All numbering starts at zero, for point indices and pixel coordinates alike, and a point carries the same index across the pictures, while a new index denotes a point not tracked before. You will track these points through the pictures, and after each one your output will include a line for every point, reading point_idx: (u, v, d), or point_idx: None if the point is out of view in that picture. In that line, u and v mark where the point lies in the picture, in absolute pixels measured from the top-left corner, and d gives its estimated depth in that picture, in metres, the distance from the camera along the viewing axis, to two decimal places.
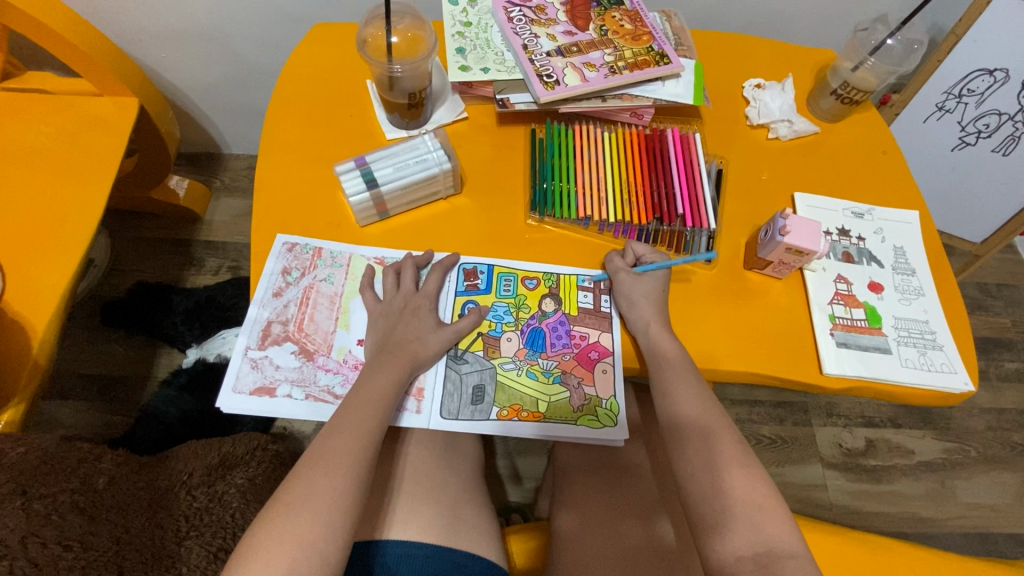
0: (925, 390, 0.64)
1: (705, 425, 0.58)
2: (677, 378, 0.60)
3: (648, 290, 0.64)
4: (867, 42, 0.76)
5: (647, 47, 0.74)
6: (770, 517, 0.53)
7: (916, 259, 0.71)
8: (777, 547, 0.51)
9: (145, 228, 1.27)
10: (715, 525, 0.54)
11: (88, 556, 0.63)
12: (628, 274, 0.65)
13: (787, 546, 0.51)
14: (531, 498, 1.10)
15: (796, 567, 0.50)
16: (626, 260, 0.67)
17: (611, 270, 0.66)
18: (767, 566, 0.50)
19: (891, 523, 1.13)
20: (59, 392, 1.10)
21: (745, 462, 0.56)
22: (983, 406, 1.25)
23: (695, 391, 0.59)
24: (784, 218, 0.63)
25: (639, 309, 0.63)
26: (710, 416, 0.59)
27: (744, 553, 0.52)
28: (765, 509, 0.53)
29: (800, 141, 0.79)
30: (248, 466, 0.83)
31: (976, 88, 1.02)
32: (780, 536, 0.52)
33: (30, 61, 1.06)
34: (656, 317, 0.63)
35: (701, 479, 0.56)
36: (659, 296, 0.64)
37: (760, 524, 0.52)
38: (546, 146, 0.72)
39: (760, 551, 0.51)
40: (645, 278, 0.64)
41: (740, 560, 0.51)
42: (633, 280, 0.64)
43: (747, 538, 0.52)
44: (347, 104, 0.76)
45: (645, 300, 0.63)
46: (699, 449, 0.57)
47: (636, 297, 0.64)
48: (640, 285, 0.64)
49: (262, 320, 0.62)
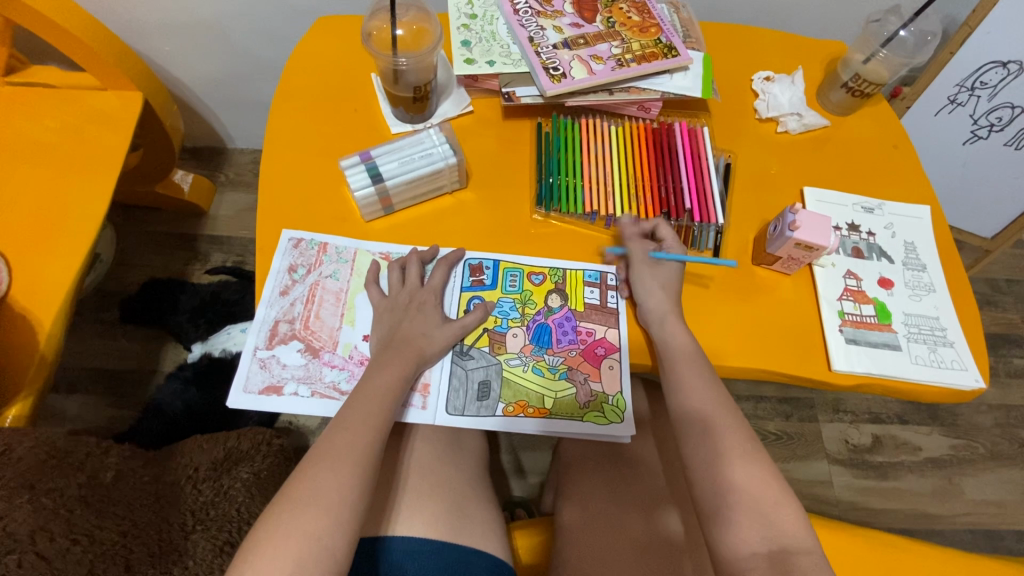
0: (936, 387, 0.63)
1: (713, 419, 0.58)
2: (688, 371, 0.59)
3: (655, 284, 0.63)
4: (879, 34, 0.75)
5: (655, 39, 0.73)
6: (784, 512, 0.53)
7: (927, 255, 0.70)
8: (789, 543, 0.51)
9: (150, 222, 1.27)
10: (727, 520, 0.53)
11: (95, 550, 0.65)
12: (646, 260, 0.65)
13: (801, 540, 0.51)
14: (535, 492, 1.10)
15: (811, 564, 0.50)
16: (645, 245, 0.66)
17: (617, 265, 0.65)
18: (781, 563, 0.50)
19: (898, 519, 1.13)
20: (66, 386, 1.10)
21: (754, 456, 0.56)
22: (992, 403, 1.24)
23: (703, 383, 0.59)
24: (794, 213, 0.62)
25: (647, 304, 0.63)
26: (718, 409, 0.58)
27: (758, 550, 0.51)
28: (779, 505, 0.53)
29: (810, 135, 0.78)
30: (253, 461, 0.81)
31: (988, 80, 1.00)
32: (792, 532, 0.52)
33: (34, 54, 1.06)
34: (663, 311, 0.62)
35: (707, 474, 0.56)
36: (666, 289, 0.63)
37: (773, 519, 0.52)
38: (552, 140, 0.72)
39: (775, 547, 0.51)
40: (664, 266, 0.64)
41: (755, 556, 0.51)
42: (640, 273, 0.64)
43: (760, 535, 0.52)
44: (352, 97, 0.75)
45: (652, 294, 0.63)
46: (705, 442, 0.57)
47: (656, 284, 0.63)
48: (659, 273, 0.64)
49: (270, 320, 0.62)
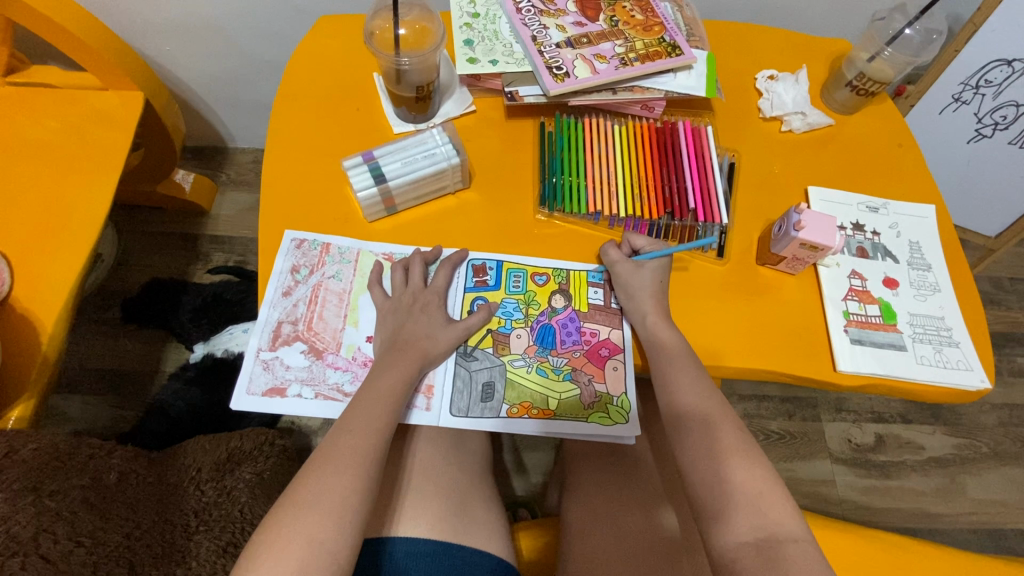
0: (941, 388, 0.63)
1: (705, 414, 0.58)
2: (678, 366, 0.59)
3: (646, 281, 0.63)
4: (884, 32, 0.75)
5: (658, 38, 0.73)
6: (772, 501, 0.52)
7: (932, 255, 0.70)
8: (778, 532, 0.51)
9: (152, 222, 1.27)
10: (719, 510, 0.53)
11: (99, 552, 0.65)
12: (626, 264, 0.64)
13: (788, 530, 0.51)
14: (537, 491, 1.10)
15: (799, 553, 0.49)
16: (622, 252, 0.66)
17: (609, 262, 0.65)
18: (769, 551, 0.50)
19: (900, 518, 1.13)
20: (68, 387, 1.10)
21: (747, 450, 0.56)
22: (995, 402, 1.23)
23: (694, 379, 0.59)
24: (798, 212, 0.62)
25: (637, 301, 0.63)
26: (709, 404, 0.58)
27: (745, 539, 0.51)
28: (765, 494, 0.53)
29: (813, 134, 0.78)
30: (256, 462, 0.81)
31: (993, 78, 1.00)
32: (782, 521, 0.51)
33: (35, 54, 1.06)
34: (654, 307, 0.62)
35: (700, 468, 0.56)
36: (656, 284, 0.63)
37: (762, 510, 0.52)
38: (555, 139, 0.71)
39: (762, 536, 0.51)
40: (643, 268, 0.64)
41: (742, 546, 0.51)
42: (632, 270, 0.64)
43: (749, 524, 0.51)
44: (354, 96, 0.75)
45: (643, 292, 0.63)
46: (698, 437, 0.57)
47: (634, 289, 0.63)
48: (638, 276, 0.63)
49: (273, 321, 0.62)
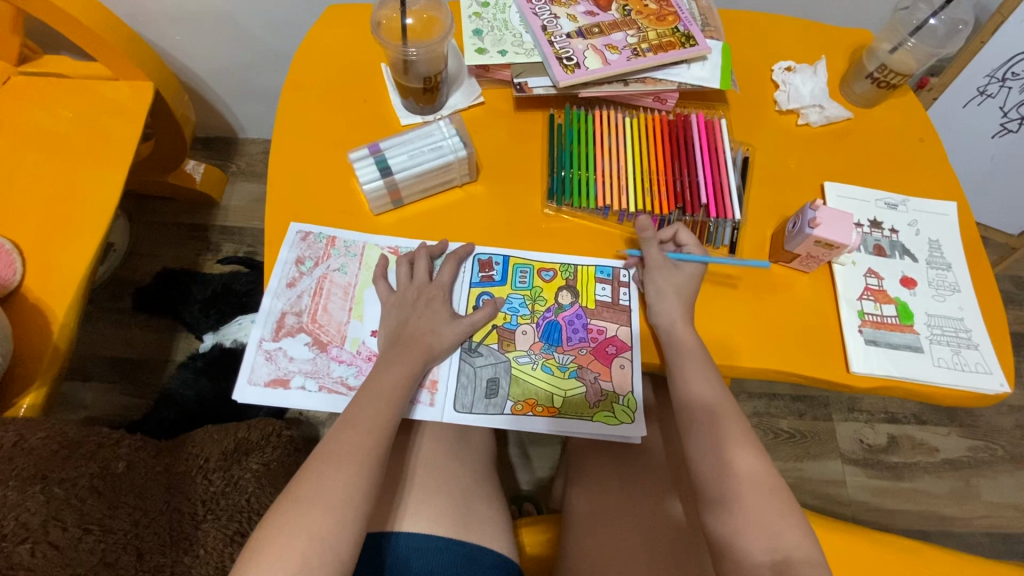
0: (959, 391, 0.61)
1: (721, 433, 0.57)
2: (700, 376, 0.58)
3: (682, 285, 0.62)
4: (908, 23, 0.72)
5: (672, 28, 0.71)
6: (789, 525, 0.52)
7: (952, 253, 0.68)
8: (794, 555, 0.50)
9: (162, 212, 1.28)
10: (731, 525, 0.53)
11: (107, 539, 0.66)
12: (663, 264, 0.63)
13: (805, 553, 0.50)
14: (543, 486, 1.10)
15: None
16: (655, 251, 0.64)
17: (644, 257, 0.63)
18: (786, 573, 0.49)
19: (912, 521, 1.11)
20: (81, 374, 1.12)
21: (759, 463, 0.55)
22: (1013, 404, 1.20)
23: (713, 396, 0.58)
24: (813, 210, 0.60)
25: (667, 303, 0.61)
26: (726, 424, 0.58)
27: (762, 561, 0.50)
28: (782, 517, 0.52)
29: (831, 127, 0.75)
30: (263, 452, 0.82)
31: (1021, 71, 0.97)
32: (797, 544, 0.51)
33: (47, 44, 1.06)
34: (683, 314, 0.61)
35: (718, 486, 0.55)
36: (691, 290, 0.62)
37: (778, 531, 0.51)
38: (565, 132, 0.70)
39: (779, 558, 0.50)
40: (681, 271, 0.62)
41: (758, 567, 0.50)
42: (668, 271, 0.62)
43: (766, 545, 0.51)
44: (361, 87, 0.74)
45: (675, 295, 0.61)
46: (713, 455, 0.56)
47: (666, 291, 0.62)
48: (676, 278, 0.62)
49: (276, 311, 0.61)
